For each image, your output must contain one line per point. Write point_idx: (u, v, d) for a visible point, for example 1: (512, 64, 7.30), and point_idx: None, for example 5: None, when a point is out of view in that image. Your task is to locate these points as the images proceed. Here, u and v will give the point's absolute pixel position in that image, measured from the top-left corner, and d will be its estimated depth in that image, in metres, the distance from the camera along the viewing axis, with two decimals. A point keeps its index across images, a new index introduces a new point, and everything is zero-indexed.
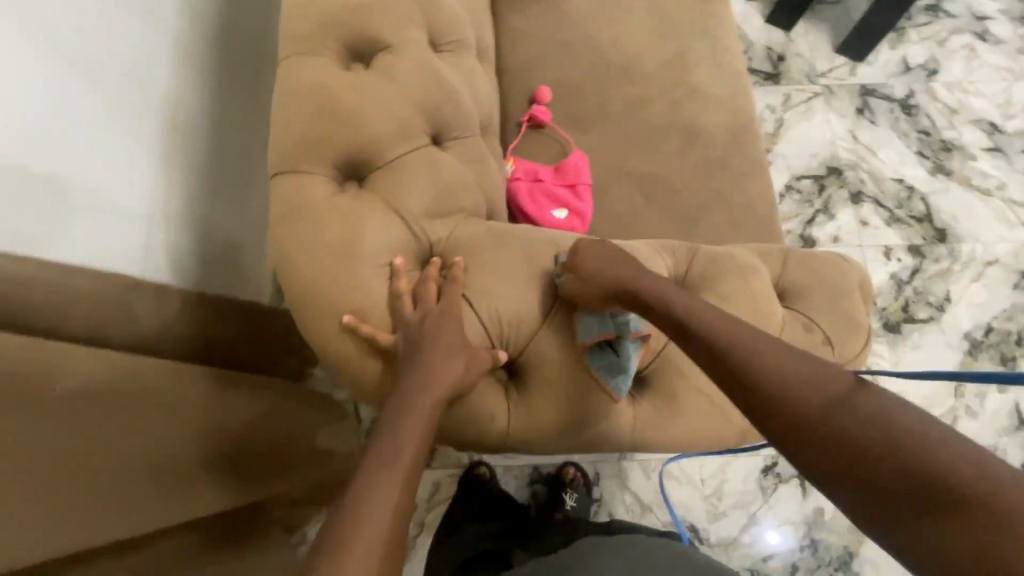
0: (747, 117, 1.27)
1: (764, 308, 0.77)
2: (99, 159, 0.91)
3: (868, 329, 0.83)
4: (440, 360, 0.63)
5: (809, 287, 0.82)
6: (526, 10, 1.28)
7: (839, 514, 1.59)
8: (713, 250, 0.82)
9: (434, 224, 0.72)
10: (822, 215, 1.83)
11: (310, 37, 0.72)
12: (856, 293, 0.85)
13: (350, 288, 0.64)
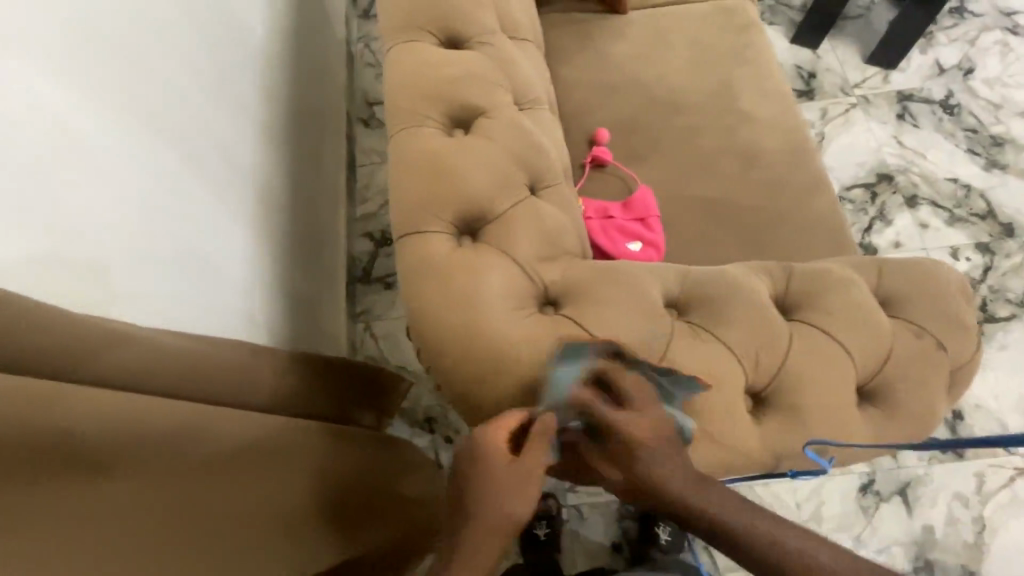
0: (801, 135, 1.31)
1: (870, 319, 0.78)
2: (201, 225, 0.94)
3: (976, 329, 0.83)
4: (495, 490, 0.61)
5: (912, 293, 0.83)
6: (575, 61, 1.37)
7: (956, 532, 1.47)
8: (807, 266, 0.84)
9: (545, 266, 0.77)
10: (879, 221, 1.82)
11: (417, 113, 0.82)
12: (959, 296, 0.85)
13: (481, 338, 0.70)
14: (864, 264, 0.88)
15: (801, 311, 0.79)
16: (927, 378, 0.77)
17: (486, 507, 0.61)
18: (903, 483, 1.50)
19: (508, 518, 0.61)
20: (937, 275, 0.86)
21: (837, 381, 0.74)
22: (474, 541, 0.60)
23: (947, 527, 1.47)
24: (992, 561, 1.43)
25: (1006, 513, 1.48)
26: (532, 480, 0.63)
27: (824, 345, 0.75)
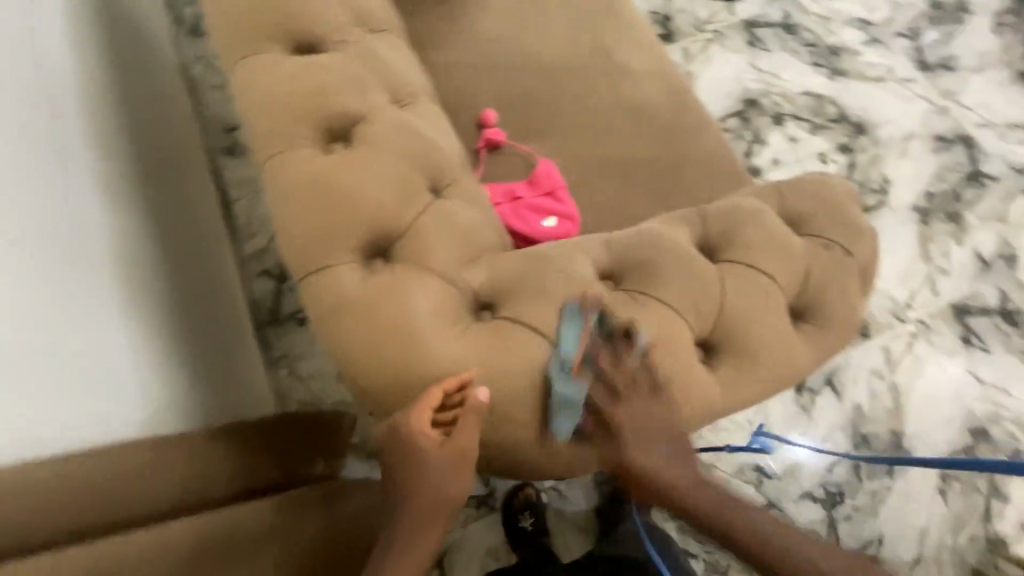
0: (677, 76, 1.33)
1: (785, 243, 0.81)
2: (36, 333, 0.82)
3: (871, 228, 0.89)
4: (414, 465, 0.66)
5: (813, 210, 0.88)
6: (442, 42, 1.29)
7: (879, 402, 1.65)
8: (720, 205, 0.86)
9: (472, 271, 0.71)
10: (756, 144, 1.98)
11: (284, 135, 0.72)
12: (851, 202, 0.91)
13: (417, 370, 0.64)
14: (767, 191, 0.91)
15: (726, 250, 0.81)
16: (844, 285, 0.81)
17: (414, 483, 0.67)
18: (829, 373, 1.67)
19: (433, 491, 0.67)
20: (830, 187, 0.91)
21: (772, 310, 0.76)
22: (410, 506, 0.68)
23: (871, 400, 1.66)
24: (911, 419, 1.63)
25: (913, 374, 1.68)
26: (450, 461, 0.66)
27: (752, 278, 0.77)
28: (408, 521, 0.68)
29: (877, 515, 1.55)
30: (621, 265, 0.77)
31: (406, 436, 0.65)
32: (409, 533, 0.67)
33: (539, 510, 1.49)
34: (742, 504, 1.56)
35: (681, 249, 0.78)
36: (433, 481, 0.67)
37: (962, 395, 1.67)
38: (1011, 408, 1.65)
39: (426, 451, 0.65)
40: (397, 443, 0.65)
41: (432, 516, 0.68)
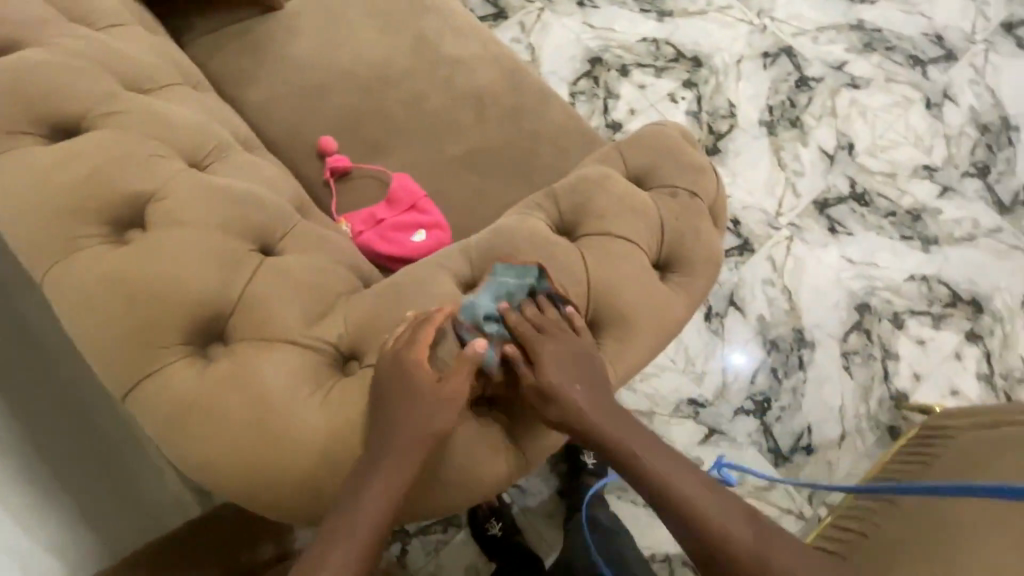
0: (508, 56, 1.32)
1: (633, 202, 0.83)
2: None
3: (710, 164, 0.93)
4: (392, 414, 0.67)
5: (655, 162, 0.90)
6: (257, 80, 1.21)
7: (777, 306, 1.79)
8: (568, 180, 0.86)
9: (321, 327, 0.72)
10: (610, 99, 2.04)
11: (76, 239, 0.70)
12: (687, 145, 0.95)
13: (283, 443, 0.66)
14: (609, 155, 0.93)
15: (581, 227, 0.82)
16: (697, 227, 0.85)
17: (383, 440, 0.66)
18: (728, 294, 1.80)
19: (409, 446, 0.66)
20: (666, 136, 0.94)
21: (636, 271, 0.78)
22: (383, 463, 0.65)
23: (770, 307, 1.79)
24: (807, 313, 1.78)
25: (797, 273, 1.84)
26: (430, 412, 0.67)
27: (612, 248, 0.78)
28: (369, 486, 0.64)
29: (801, 408, 1.68)
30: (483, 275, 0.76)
31: (402, 369, 0.67)
32: (377, 494, 0.64)
33: (504, 513, 1.48)
34: (686, 439, 1.64)
35: (538, 237, 0.78)
36: (410, 436, 0.66)
37: (841, 280, 1.84)
38: (883, 278, 1.85)
39: (411, 399, 0.67)
40: (395, 370, 0.67)
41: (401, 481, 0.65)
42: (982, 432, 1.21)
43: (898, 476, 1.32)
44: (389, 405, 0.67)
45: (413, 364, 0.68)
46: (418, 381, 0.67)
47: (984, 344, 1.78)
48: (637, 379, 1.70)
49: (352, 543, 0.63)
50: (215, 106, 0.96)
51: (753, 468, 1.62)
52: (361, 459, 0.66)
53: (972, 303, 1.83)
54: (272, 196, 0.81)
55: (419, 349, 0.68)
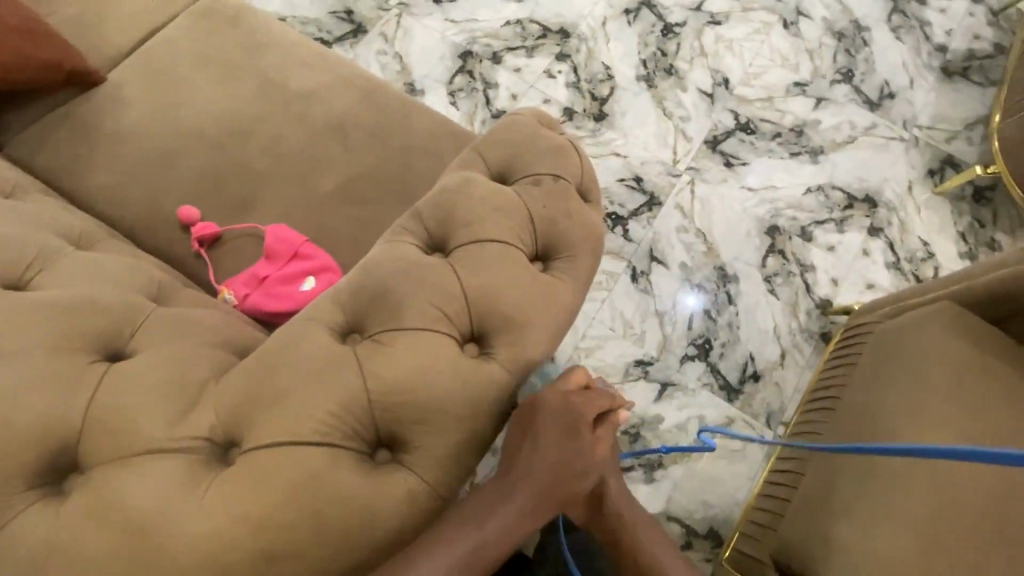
0: (360, 75, 1.27)
1: (496, 203, 0.83)
2: None
3: (571, 142, 0.93)
4: (542, 452, 0.78)
5: (513, 154, 0.90)
6: (94, 165, 1.13)
7: (695, 249, 1.84)
8: (430, 198, 0.87)
9: (188, 423, 0.73)
10: (490, 90, 2.03)
11: None
12: (544, 129, 0.94)
13: (163, 555, 0.64)
14: (469, 158, 0.92)
15: (451, 240, 0.83)
16: (566, 209, 0.85)
17: (525, 471, 0.76)
18: (648, 251, 1.83)
19: (550, 484, 0.76)
20: (520, 124, 0.93)
21: (510, 272, 0.80)
22: (521, 492, 0.75)
23: (689, 253, 1.84)
24: (723, 249, 1.84)
25: (706, 213, 1.89)
26: (580, 466, 0.79)
27: (477, 257, 0.80)
28: (495, 517, 0.73)
29: (740, 340, 1.75)
30: (364, 319, 0.80)
31: (571, 411, 0.82)
32: (508, 519, 0.73)
33: None
34: (643, 400, 1.67)
35: (408, 265, 0.80)
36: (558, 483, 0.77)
37: (747, 209, 1.91)
38: (784, 198, 1.93)
39: (574, 455, 0.79)
40: (567, 414, 0.81)
41: (527, 525, 0.74)
42: (890, 322, 1.27)
43: (832, 382, 1.37)
44: (546, 443, 0.78)
45: (580, 417, 0.82)
46: (585, 439, 0.81)
47: (885, 235, 1.89)
48: (582, 356, 1.72)
49: (461, 548, 0.70)
50: (34, 221, 0.90)
51: (710, 410, 1.67)
52: (501, 481, 0.76)
53: (866, 200, 1.94)
54: (114, 294, 0.83)
55: (585, 407, 0.83)
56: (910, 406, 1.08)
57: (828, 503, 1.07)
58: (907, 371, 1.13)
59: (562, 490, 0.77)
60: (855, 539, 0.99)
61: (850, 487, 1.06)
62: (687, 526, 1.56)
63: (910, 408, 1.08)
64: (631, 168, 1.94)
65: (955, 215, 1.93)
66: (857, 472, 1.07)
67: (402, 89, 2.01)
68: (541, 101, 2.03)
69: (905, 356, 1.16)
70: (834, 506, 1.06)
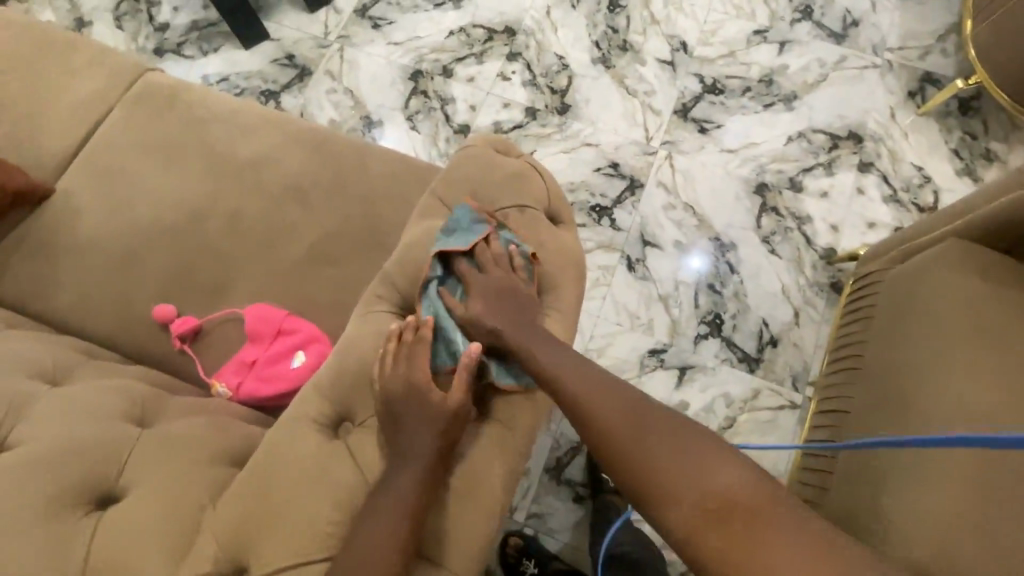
0: (308, 130, 1.23)
1: (470, 249, 0.90)
2: None
3: (527, 163, 1.00)
4: (407, 416, 0.80)
5: (481, 188, 0.97)
6: (59, 282, 1.11)
7: (686, 225, 1.79)
8: (404, 263, 0.94)
9: (196, 553, 0.75)
10: (447, 106, 1.97)
11: None
12: (506, 156, 1.00)
13: None
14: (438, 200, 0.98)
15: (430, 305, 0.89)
16: (537, 239, 0.94)
17: (403, 435, 0.79)
18: (639, 236, 1.79)
19: (424, 440, 0.78)
20: (484, 156, 0.99)
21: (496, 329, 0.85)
22: (411, 452, 0.78)
23: (681, 230, 1.79)
24: (714, 218, 1.79)
25: (689, 185, 1.84)
26: (441, 408, 0.80)
27: (451, 290, 0.90)
28: (403, 483, 0.76)
29: (750, 307, 1.69)
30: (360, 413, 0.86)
31: (414, 367, 0.82)
32: (414, 477, 0.76)
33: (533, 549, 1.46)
34: (664, 389, 1.64)
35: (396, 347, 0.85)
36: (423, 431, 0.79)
37: (730, 172, 1.85)
38: (766, 153, 1.87)
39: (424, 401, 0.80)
40: (403, 382, 0.81)
41: (422, 474, 0.77)
42: (898, 268, 1.22)
43: (849, 338, 1.33)
44: (397, 408, 0.81)
45: (413, 374, 0.82)
46: (425, 385, 0.81)
47: (877, 169, 1.83)
48: (594, 357, 1.68)
49: (382, 527, 0.73)
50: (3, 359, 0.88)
51: (733, 385, 1.63)
52: (394, 456, 0.79)
53: (850, 137, 1.87)
54: (95, 430, 0.80)
55: (416, 366, 0.82)
56: (935, 354, 1.04)
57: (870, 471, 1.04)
58: (924, 316, 1.09)
59: (453, 433, 0.80)
60: (910, 510, 0.94)
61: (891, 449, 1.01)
62: None
63: (936, 356, 1.04)
64: (605, 155, 1.89)
65: (945, 133, 1.86)
66: (892, 434, 1.03)
67: (358, 125, 1.96)
68: (501, 105, 1.97)
69: (921, 301, 1.11)
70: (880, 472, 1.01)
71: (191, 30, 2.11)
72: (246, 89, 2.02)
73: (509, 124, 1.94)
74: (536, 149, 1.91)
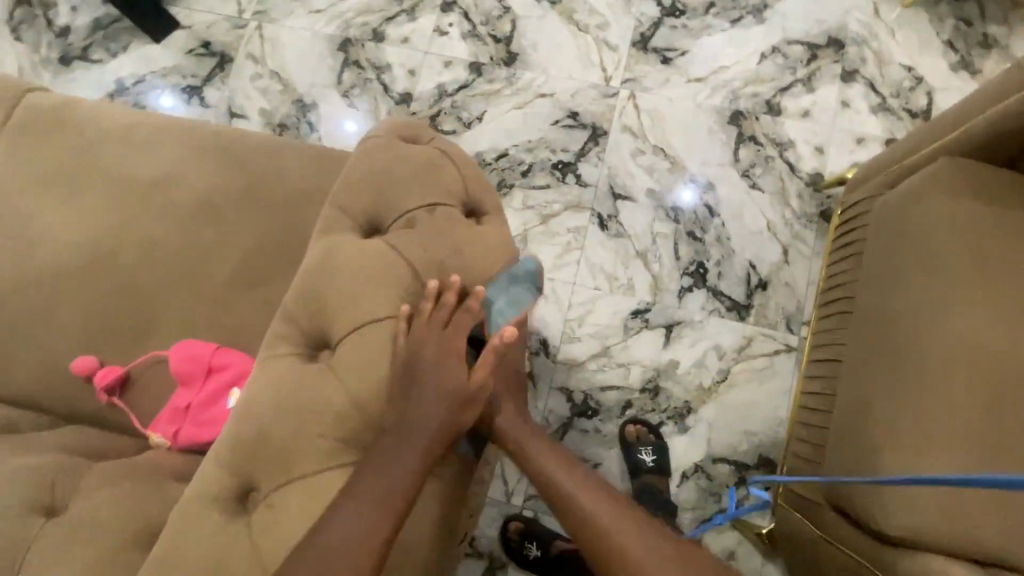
0: (211, 136, 1.10)
1: (375, 258, 0.89)
2: None
3: (435, 154, 0.96)
4: (425, 384, 0.81)
5: (391, 158, 0.96)
6: None
7: (658, 170, 1.64)
8: (309, 280, 0.90)
9: None
10: (384, 74, 1.79)
11: None
12: (416, 135, 1.02)
13: None
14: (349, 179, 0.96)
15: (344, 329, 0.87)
16: (447, 236, 0.91)
17: (414, 404, 0.80)
18: (608, 190, 1.64)
19: (438, 412, 0.81)
20: (392, 133, 1.01)
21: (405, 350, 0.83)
22: (421, 421, 0.80)
23: (654, 176, 1.64)
24: (688, 158, 1.64)
25: (658, 124, 1.67)
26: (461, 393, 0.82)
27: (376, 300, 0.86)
28: (403, 455, 0.78)
29: (734, 251, 1.57)
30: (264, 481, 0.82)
31: (433, 337, 0.83)
32: (418, 449, 0.79)
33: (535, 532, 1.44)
34: (652, 350, 1.55)
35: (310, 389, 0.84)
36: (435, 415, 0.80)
37: (701, 103, 1.67)
38: (739, 75, 1.68)
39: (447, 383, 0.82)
40: (428, 345, 0.83)
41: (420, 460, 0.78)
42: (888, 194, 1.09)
43: (838, 276, 1.22)
44: (415, 373, 0.82)
45: (454, 349, 0.83)
46: (458, 368, 0.83)
47: (863, 76, 1.64)
48: (575, 327, 1.58)
49: (379, 497, 0.75)
50: None
51: (724, 335, 1.54)
52: (403, 420, 0.80)
53: (831, 43, 1.68)
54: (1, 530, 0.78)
55: (451, 337, 0.84)
56: (933, 295, 0.94)
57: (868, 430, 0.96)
58: (920, 253, 0.97)
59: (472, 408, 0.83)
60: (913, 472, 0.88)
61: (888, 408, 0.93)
62: (734, 462, 1.48)
63: (932, 299, 0.94)
64: (562, 104, 1.71)
65: (936, 23, 1.66)
66: (889, 386, 0.95)
67: (292, 110, 1.79)
68: (442, 64, 1.78)
69: (913, 234, 0.99)
70: (876, 432, 0.93)
71: (95, 30, 1.91)
72: (165, 88, 1.85)
73: (453, 85, 1.76)
74: (486, 109, 1.74)
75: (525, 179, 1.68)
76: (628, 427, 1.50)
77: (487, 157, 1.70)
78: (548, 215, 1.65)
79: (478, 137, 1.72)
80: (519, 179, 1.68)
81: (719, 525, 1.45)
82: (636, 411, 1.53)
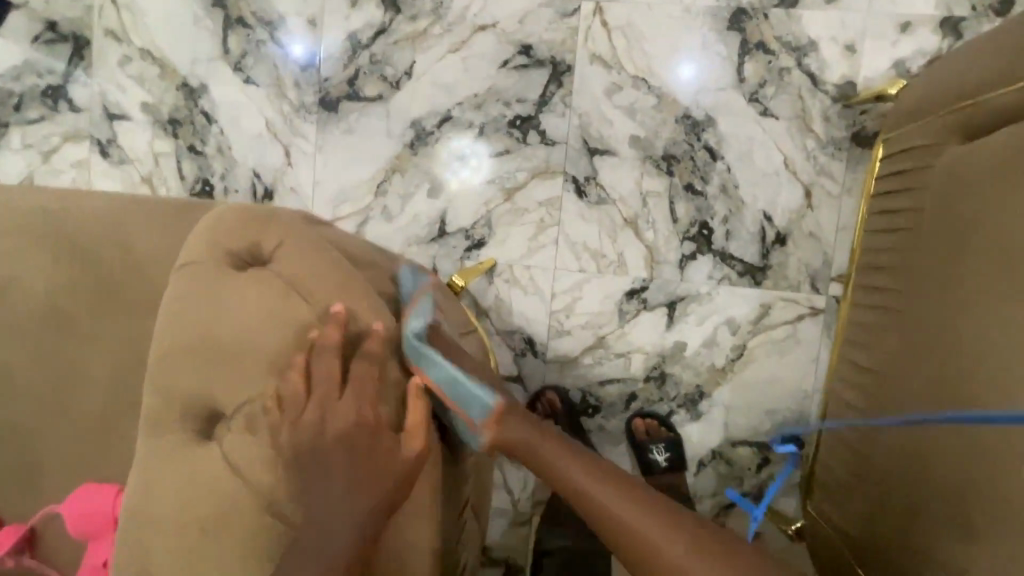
0: (55, 221, 0.91)
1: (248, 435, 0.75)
2: None
3: (279, 279, 0.80)
4: (330, 465, 0.72)
5: (213, 295, 0.80)
6: None
7: (642, 108, 1.29)
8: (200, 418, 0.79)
9: None
10: (278, 31, 1.39)
11: None
12: (257, 235, 0.84)
13: None
14: (165, 329, 0.81)
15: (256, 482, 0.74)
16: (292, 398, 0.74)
17: (322, 490, 0.72)
18: (581, 145, 1.32)
19: (362, 491, 0.72)
20: (226, 237, 0.84)
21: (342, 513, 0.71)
22: (338, 498, 0.71)
23: (637, 119, 1.29)
24: (677, 87, 1.28)
25: (635, 45, 1.28)
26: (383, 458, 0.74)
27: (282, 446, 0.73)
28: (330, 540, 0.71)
29: (745, 203, 1.28)
30: None
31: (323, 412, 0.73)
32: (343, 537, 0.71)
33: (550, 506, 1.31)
34: (653, 335, 1.33)
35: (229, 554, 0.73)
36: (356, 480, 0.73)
37: (691, 5, 1.26)
38: None
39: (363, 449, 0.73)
40: (312, 427, 0.72)
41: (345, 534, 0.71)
42: (953, 166, 0.82)
43: (881, 262, 0.98)
44: (307, 450, 0.72)
45: (354, 405, 0.74)
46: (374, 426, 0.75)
47: None
48: (563, 320, 1.36)
49: None
50: None
51: (736, 306, 1.30)
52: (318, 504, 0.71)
53: None
54: None
55: (352, 396, 0.75)
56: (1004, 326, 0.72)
57: (915, 479, 0.82)
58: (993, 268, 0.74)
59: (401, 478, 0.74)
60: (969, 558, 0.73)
61: (943, 461, 0.77)
62: (756, 443, 1.33)
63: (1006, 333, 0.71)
64: (510, 37, 1.32)
65: None
66: (944, 439, 0.78)
67: (180, 98, 1.44)
68: (348, 4, 1.37)
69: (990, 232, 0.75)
70: (926, 498, 0.79)
71: None
72: (24, 94, 1.49)
73: (368, 32, 1.37)
74: (415, 59, 1.35)
75: (478, 146, 1.35)
76: (636, 424, 1.33)
77: (426, 125, 1.36)
78: (513, 189, 1.35)
79: (411, 100, 1.36)
80: (471, 147, 1.35)
81: (744, 509, 1.35)
82: (642, 403, 1.36)
